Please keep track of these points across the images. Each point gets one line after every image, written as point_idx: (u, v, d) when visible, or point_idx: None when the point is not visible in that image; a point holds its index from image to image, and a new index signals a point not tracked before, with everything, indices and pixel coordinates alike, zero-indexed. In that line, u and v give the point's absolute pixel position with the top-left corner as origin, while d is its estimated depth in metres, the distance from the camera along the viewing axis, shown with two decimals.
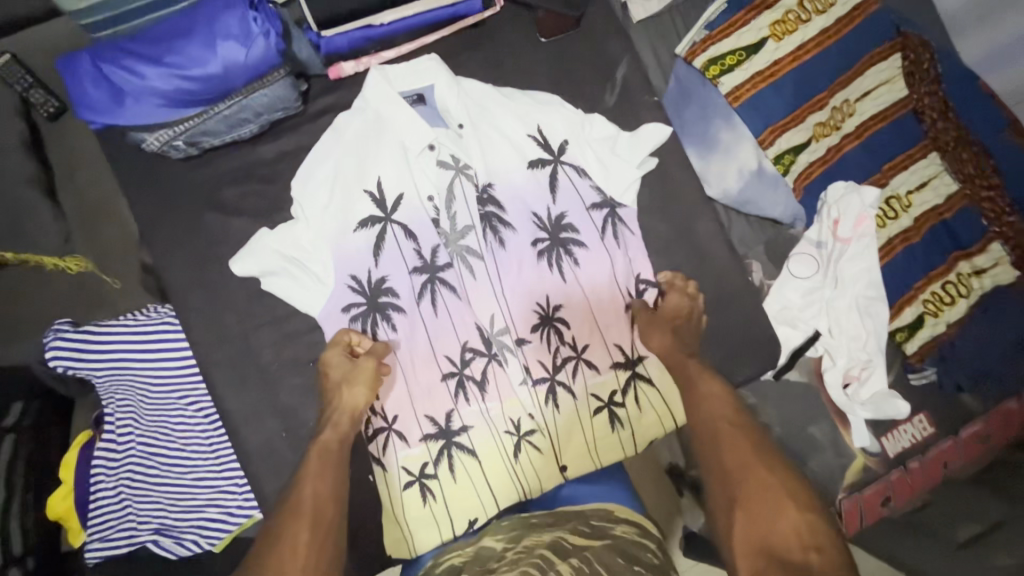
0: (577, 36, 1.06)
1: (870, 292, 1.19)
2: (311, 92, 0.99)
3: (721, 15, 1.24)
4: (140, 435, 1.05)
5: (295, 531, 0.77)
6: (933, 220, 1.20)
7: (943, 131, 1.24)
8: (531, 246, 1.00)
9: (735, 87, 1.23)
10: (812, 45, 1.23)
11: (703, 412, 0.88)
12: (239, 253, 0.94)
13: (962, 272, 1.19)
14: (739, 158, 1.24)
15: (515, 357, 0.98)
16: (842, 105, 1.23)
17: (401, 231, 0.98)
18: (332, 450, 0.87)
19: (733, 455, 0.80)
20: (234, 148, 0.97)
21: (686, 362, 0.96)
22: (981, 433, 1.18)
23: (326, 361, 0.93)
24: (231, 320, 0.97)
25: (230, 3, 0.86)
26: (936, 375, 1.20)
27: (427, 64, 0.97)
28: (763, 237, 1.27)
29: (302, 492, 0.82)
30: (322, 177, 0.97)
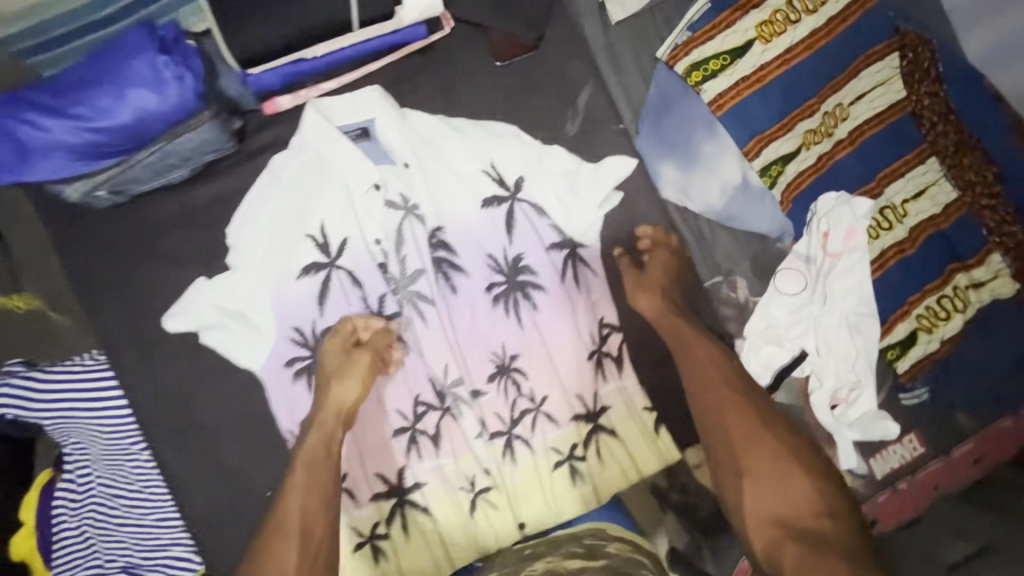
0: (535, 59, 0.98)
1: (861, 308, 1.04)
2: (248, 129, 0.92)
3: (704, 14, 1.09)
4: (98, 476, 0.87)
5: (284, 551, 0.82)
6: (928, 232, 1.06)
7: (943, 134, 1.09)
8: (486, 291, 0.94)
9: (718, 94, 1.07)
10: (802, 48, 1.09)
11: (705, 381, 0.94)
12: (174, 308, 0.90)
13: (959, 285, 1.06)
14: (720, 170, 1.09)
15: (470, 410, 0.93)
16: (835, 109, 1.08)
17: (347, 277, 0.92)
18: (319, 459, 0.86)
19: (739, 426, 0.91)
20: (168, 194, 0.91)
21: (677, 325, 0.96)
22: (975, 453, 1.06)
23: (320, 351, 0.90)
24: (169, 376, 0.91)
25: (138, 46, 0.78)
26: (929, 395, 1.06)
27: (369, 96, 0.92)
28: (748, 252, 1.10)
29: (290, 503, 0.85)
30: (260, 223, 0.91)
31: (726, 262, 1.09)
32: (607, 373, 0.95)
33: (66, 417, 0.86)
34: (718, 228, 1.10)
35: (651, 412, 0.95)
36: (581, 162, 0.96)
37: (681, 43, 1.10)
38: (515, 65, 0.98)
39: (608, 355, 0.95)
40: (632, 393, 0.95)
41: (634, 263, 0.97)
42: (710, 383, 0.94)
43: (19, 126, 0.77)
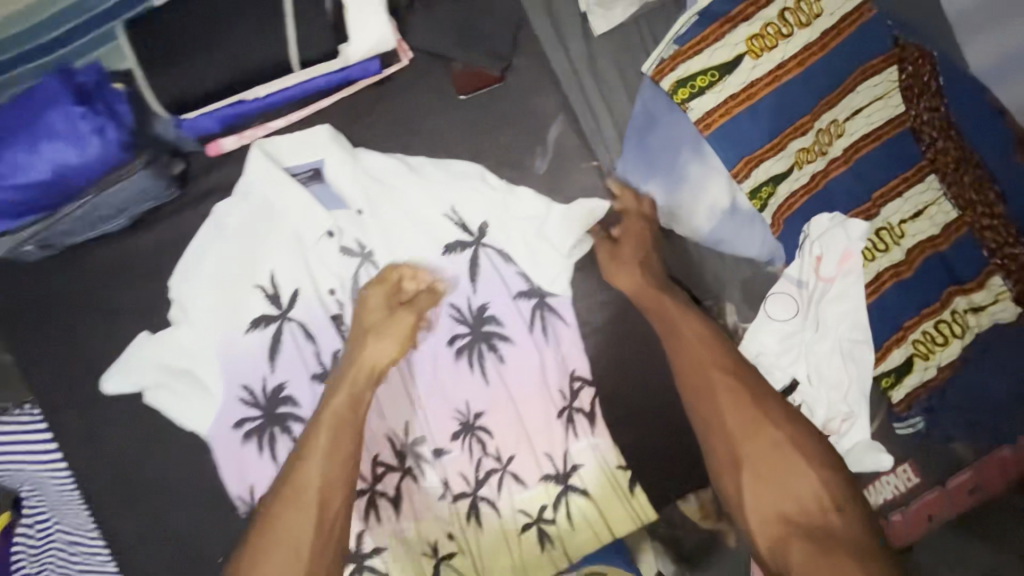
0: (502, 90, 0.91)
1: (856, 334, 0.99)
2: (192, 172, 0.85)
3: (691, 28, 0.98)
4: (57, 522, 0.84)
5: (299, 523, 0.77)
6: (925, 253, 1.00)
7: (943, 150, 1.04)
8: (448, 344, 0.89)
9: (706, 113, 0.98)
10: (795, 64, 1.00)
11: (696, 364, 0.88)
12: (114, 367, 0.84)
13: (957, 309, 1.00)
14: (708, 194, 1.00)
15: (432, 470, 0.88)
16: (829, 126, 1.01)
17: (300, 330, 0.86)
18: (345, 419, 0.81)
19: (735, 415, 0.85)
20: (105, 244, 0.85)
21: (662, 300, 0.91)
22: (971, 483, 0.99)
23: (361, 300, 0.87)
24: (110, 437, 0.84)
25: (56, 98, 0.73)
26: (925, 424, 1.01)
27: (318, 137, 0.85)
28: (737, 276, 1.02)
29: (307, 473, 0.79)
30: (206, 276, 0.85)
31: (714, 286, 1.01)
32: (578, 430, 0.89)
33: (16, 467, 0.83)
34: (707, 253, 1.01)
35: (625, 470, 0.90)
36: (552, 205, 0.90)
37: (668, 57, 0.98)
38: (478, 98, 0.91)
39: (580, 411, 0.90)
40: (606, 451, 0.90)
41: (607, 236, 0.92)
42: (700, 368, 0.88)
43: None
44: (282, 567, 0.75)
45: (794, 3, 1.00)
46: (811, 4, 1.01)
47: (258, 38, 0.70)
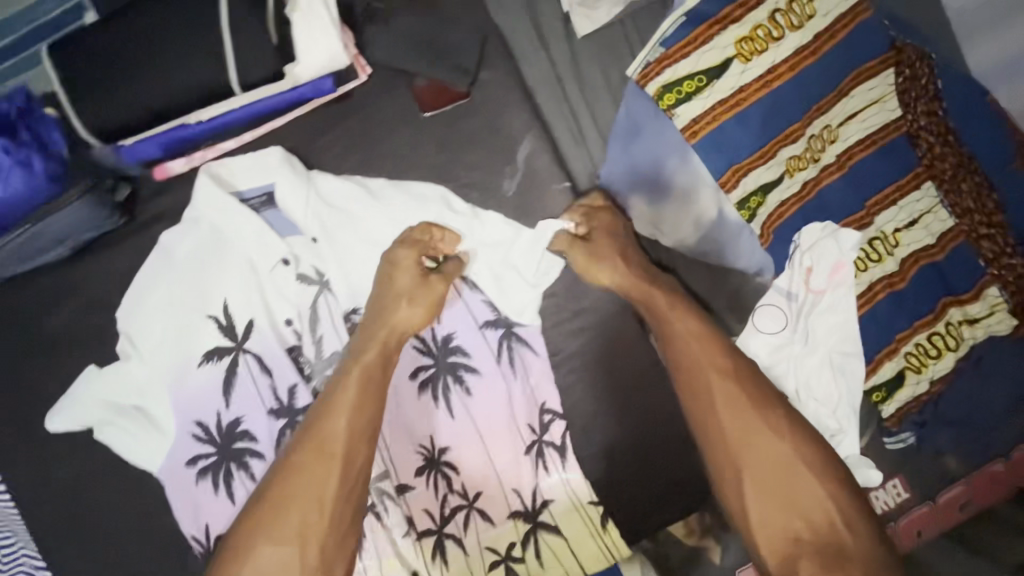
0: (469, 107, 0.86)
1: (846, 347, 0.96)
2: (138, 196, 0.80)
3: (678, 28, 0.96)
4: (23, 545, 0.80)
5: (321, 476, 0.73)
6: (922, 263, 0.96)
7: (939, 157, 0.98)
8: (411, 377, 0.85)
9: (692, 120, 0.96)
10: (787, 68, 0.96)
11: (691, 368, 0.79)
12: (59, 404, 0.80)
13: (952, 321, 0.96)
14: (694, 204, 0.98)
15: (396, 507, 0.84)
16: (822, 131, 0.97)
17: (256, 362, 0.82)
18: (375, 375, 0.78)
19: (735, 423, 0.76)
20: (50, 276, 0.81)
21: (653, 294, 0.83)
22: (962, 498, 0.97)
23: (393, 263, 0.82)
24: (58, 474, 0.81)
25: None
26: (915, 439, 0.97)
27: (269, 159, 0.81)
28: (726, 287, 0.99)
29: (331, 427, 0.75)
30: (155, 306, 0.81)
31: (703, 296, 0.99)
32: (549, 463, 0.86)
33: None
34: (694, 263, 0.99)
35: (597, 506, 0.86)
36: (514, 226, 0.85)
37: (653, 60, 0.97)
38: (443, 115, 0.85)
39: (551, 444, 0.86)
40: (577, 487, 0.86)
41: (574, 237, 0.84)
42: (697, 371, 0.79)
43: None
44: (304, 521, 0.72)
45: (787, 4, 0.96)
46: (803, 5, 0.97)
47: (196, 61, 0.66)
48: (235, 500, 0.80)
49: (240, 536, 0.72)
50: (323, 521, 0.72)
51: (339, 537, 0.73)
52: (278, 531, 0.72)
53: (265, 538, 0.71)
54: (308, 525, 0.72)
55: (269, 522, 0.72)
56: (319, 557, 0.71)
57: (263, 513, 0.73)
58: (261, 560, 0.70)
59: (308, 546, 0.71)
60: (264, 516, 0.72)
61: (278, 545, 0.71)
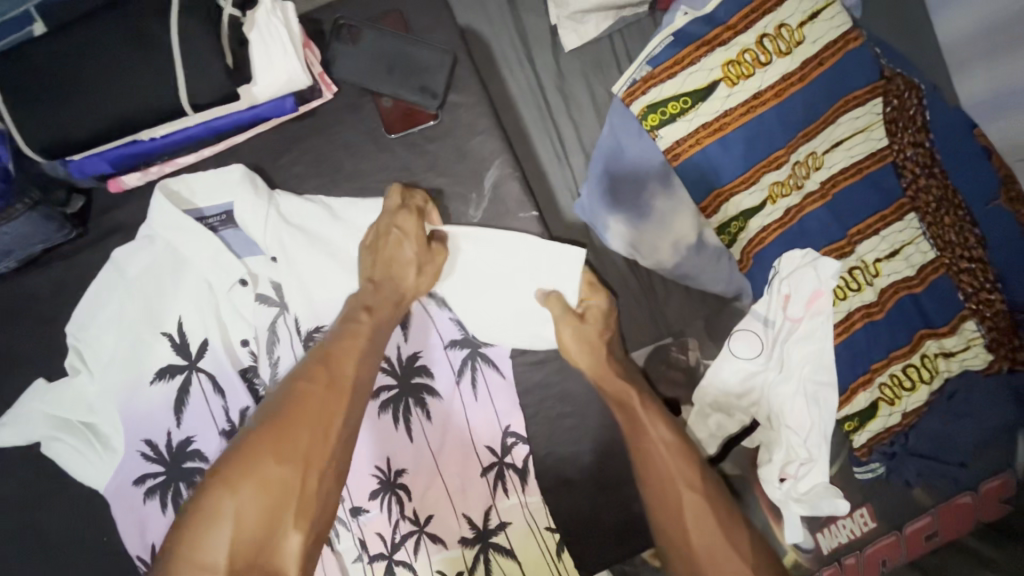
0: (440, 129, 0.84)
1: (819, 376, 0.92)
2: (95, 208, 0.80)
3: (666, 48, 0.96)
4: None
5: (331, 405, 0.67)
6: (900, 294, 0.94)
7: (924, 188, 0.97)
8: (375, 395, 0.83)
9: (674, 142, 0.96)
10: (772, 94, 0.95)
11: (660, 476, 0.76)
12: (2, 419, 0.79)
13: (928, 353, 0.94)
14: (676, 229, 0.96)
15: (349, 530, 0.83)
16: (807, 158, 0.96)
17: (209, 381, 0.80)
18: (382, 330, 0.75)
19: (702, 539, 0.71)
20: (3, 286, 0.81)
21: (627, 391, 0.81)
22: (929, 529, 0.95)
23: (399, 227, 0.77)
24: (7, 486, 0.80)
25: None
26: (886, 470, 0.95)
27: (229, 176, 0.78)
28: (703, 311, 1.00)
29: (344, 363, 0.70)
30: (107, 320, 0.79)
31: (677, 321, 1.00)
32: (509, 487, 0.84)
33: None
34: (670, 285, 1.00)
35: (553, 534, 0.84)
36: (527, 241, 0.83)
37: (639, 79, 0.97)
38: (410, 137, 0.84)
39: (512, 467, 0.84)
40: (535, 511, 0.84)
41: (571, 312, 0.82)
42: (667, 481, 0.76)
43: None
44: (311, 444, 0.64)
45: (775, 29, 0.96)
46: (792, 31, 0.96)
47: (141, 71, 0.63)
48: None
49: (234, 454, 0.62)
50: (328, 448, 0.65)
51: (339, 473, 0.66)
52: (282, 451, 0.63)
53: (268, 455, 0.62)
54: (315, 451, 0.64)
55: (273, 441, 0.63)
56: (318, 487, 0.64)
57: (265, 435, 0.64)
58: (261, 478, 0.61)
59: (311, 471, 0.63)
60: (266, 436, 0.64)
61: (280, 465, 0.62)
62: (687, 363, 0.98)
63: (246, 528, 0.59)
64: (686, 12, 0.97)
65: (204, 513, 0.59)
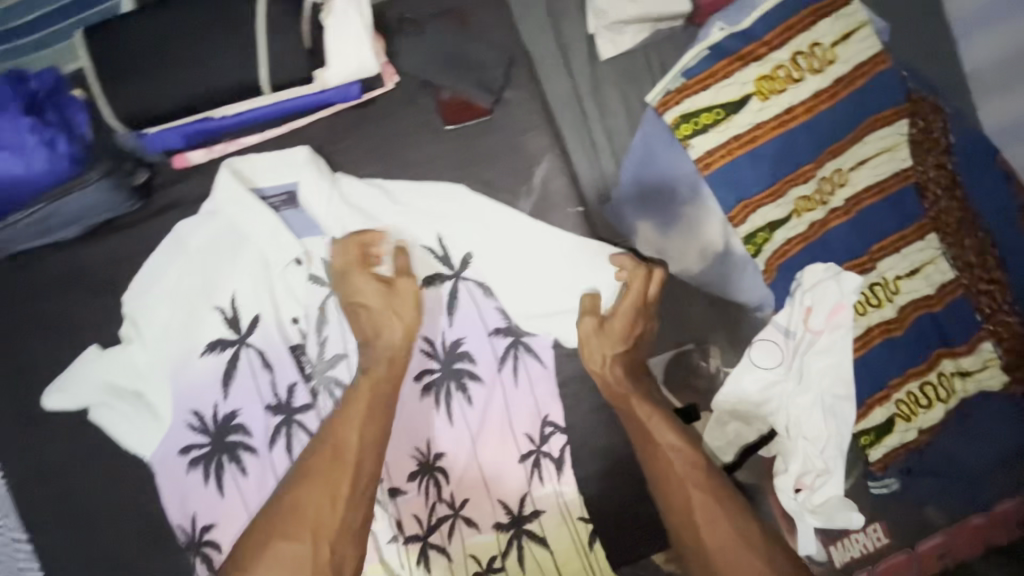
0: (493, 125, 0.87)
1: (838, 390, 0.94)
2: (155, 182, 0.82)
3: (701, 61, 0.99)
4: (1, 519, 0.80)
5: (334, 482, 0.73)
6: (919, 312, 0.97)
7: (946, 210, 1.00)
8: (417, 378, 0.85)
9: (705, 152, 0.98)
10: (802, 111, 0.99)
11: (670, 475, 0.80)
12: (56, 382, 0.81)
13: (944, 372, 0.96)
14: (702, 236, 0.99)
15: (385, 511, 0.84)
16: (833, 174, 0.99)
17: (258, 358, 0.82)
18: (383, 389, 0.79)
19: (713, 541, 0.76)
20: (59, 253, 0.82)
21: (631, 400, 0.84)
22: (940, 548, 0.96)
23: (355, 294, 0.81)
24: (51, 452, 0.81)
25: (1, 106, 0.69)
26: (900, 486, 0.96)
27: (296, 157, 0.82)
28: (723, 319, 0.99)
29: (346, 432, 0.76)
30: (163, 291, 0.81)
31: (699, 329, 0.98)
32: (545, 476, 0.85)
33: None
34: (691, 293, 0.99)
35: (586, 524, 0.86)
36: (571, 236, 0.87)
37: (673, 89, 0.99)
38: (462, 130, 0.86)
39: (548, 456, 0.86)
40: (570, 500, 0.86)
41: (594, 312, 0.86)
42: (674, 482, 0.80)
43: None
44: (316, 520, 0.72)
45: (808, 48, 0.99)
46: (825, 51, 1.00)
47: (227, 54, 0.66)
48: (224, 493, 0.79)
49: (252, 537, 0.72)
50: (333, 524, 0.72)
51: (350, 543, 0.73)
52: (290, 532, 0.71)
53: (279, 534, 0.71)
54: (321, 523, 0.72)
55: (285, 520, 0.72)
56: (330, 555, 0.71)
57: (278, 514, 0.73)
58: (275, 556, 0.70)
59: (321, 542, 0.71)
60: (279, 515, 0.73)
61: (291, 543, 0.71)
62: (706, 373, 0.98)
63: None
64: (722, 27, 1.00)
65: None
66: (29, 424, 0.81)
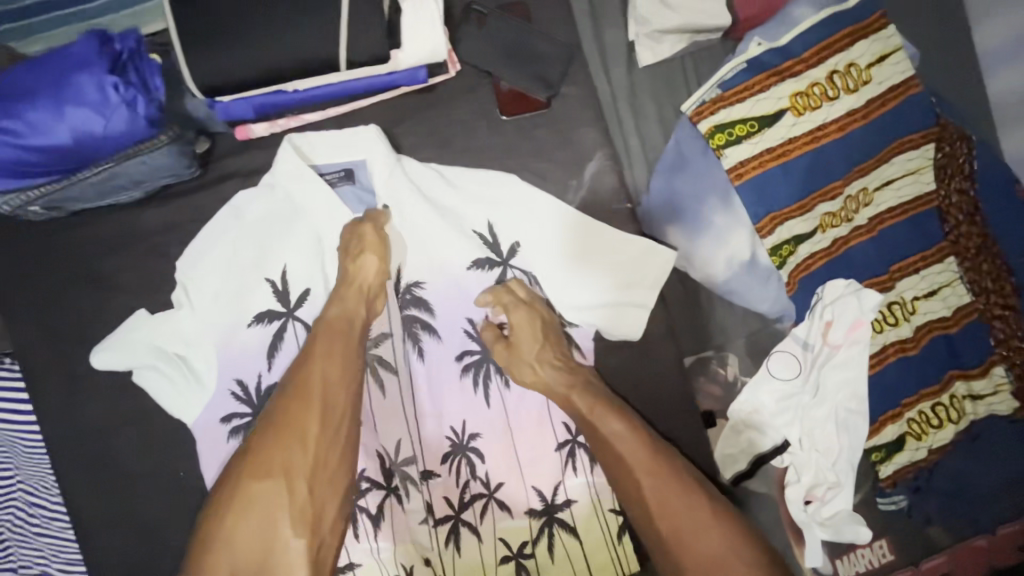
0: (546, 119, 0.89)
1: (852, 405, 0.97)
2: (215, 151, 0.83)
3: (738, 74, 1.00)
4: (21, 482, 0.80)
5: (302, 418, 0.71)
6: (934, 333, 0.99)
7: (966, 235, 1.01)
8: (457, 359, 0.86)
9: (739, 162, 0.99)
10: (835, 128, 1.01)
11: (620, 466, 0.76)
12: (105, 342, 0.81)
13: (955, 394, 0.98)
14: (730, 245, 0.99)
15: (419, 492, 0.85)
16: (859, 193, 1.01)
17: (305, 331, 0.82)
18: (339, 331, 0.77)
19: (669, 528, 0.72)
20: (115, 215, 0.83)
21: (569, 398, 0.81)
22: (942, 569, 0.95)
23: (347, 247, 0.81)
24: (94, 413, 0.82)
25: (86, 62, 0.69)
26: (908, 504, 0.97)
27: (357, 136, 0.84)
28: (744, 328, 1.00)
29: (309, 370, 0.74)
30: (214, 260, 0.82)
31: (719, 336, 1.00)
32: (578, 466, 0.86)
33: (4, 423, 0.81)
34: (716, 300, 1.00)
35: (617, 516, 0.86)
36: (619, 232, 0.88)
37: (709, 100, 1.00)
38: (517, 121, 0.89)
39: (583, 446, 0.86)
40: (601, 491, 0.86)
41: (500, 338, 0.84)
42: (625, 470, 0.76)
43: None
44: (288, 458, 0.69)
45: (845, 67, 1.01)
46: (861, 71, 1.02)
47: (306, 33, 0.68)
48: None
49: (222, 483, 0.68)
50: (307, 460, 0.70)
51: (326, 480, 0.71)
52: (262, 470, 0.69)
53: (250, 476, 0.68)
54: (294, 463, 0.69)
55: (255, 460, 0.69)
56: (308, 494, 0.69)
57: (250, 457, 0.70)
58: (248, 500, 0.67)
59: (296, 481, 0.69)
60: (252, 457, 0.70)
61: (263, 483, 0.68)
62: (725, 381, 1.00)
63: (244, 543, 0.66)
64: (759, 42, 1.01)
65: (211, 532, 0.67)
66: (76, 384, 0.82)
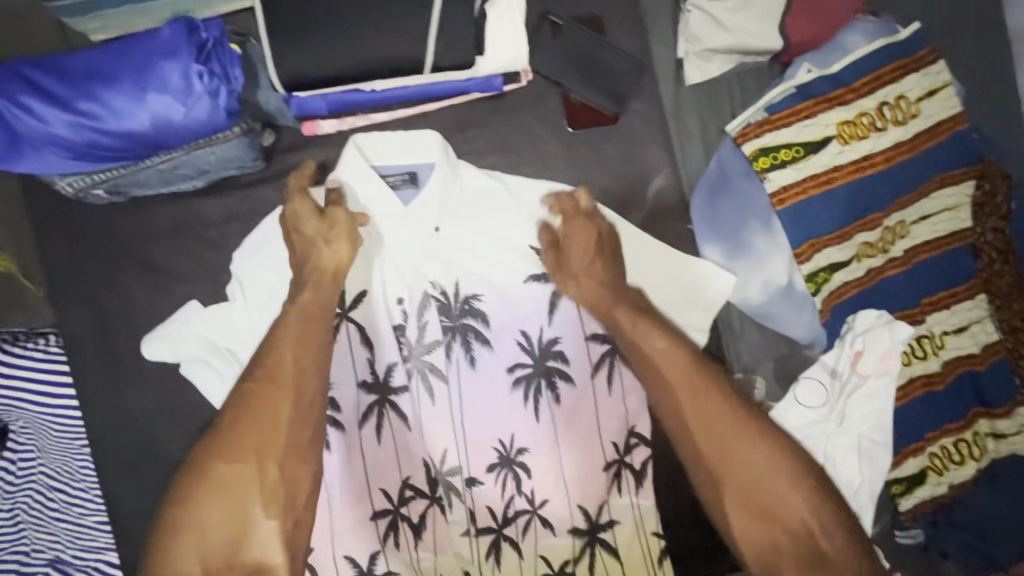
0: (611, 134, 0.89)
1: (876, 436, 0.92)
2: (277, 147, 0.83)
3: (785, 99, 0.98)
4: (43, 466, 0.79)
5: (274, 404, 0.66)
6: (959, 369, 0.97)
7: (997, 275, 0.99)
8: (508, 372, 0.85)
9: (783, 186, 0.97)
10: (882, 158, 0.99)
11: (659, 383, 0.70)
12: (155, 333, 0.80)
13: (979, 432, 0.96)
14: (767, 269, 0.98)
15: (461, 502, 0.84)
16: (896, 225, 0.99)
17: (356, 332, 0.83)
18: (315, 313, 0.72)
19: (708, 441, 0.66)
20: (173, 203, 0.82)
21: (612, 308, 0.76)
22: None
23: (294, 216, 0.76)
24: (137, 401, 0.82)
25: (171, 49, 0.68)
26: (926, 537, 0.98)
27: (425, 139, 0.80)
28: (774, 352, 1.00)
29: (281, 359, 0.68)
30: (274, 254, 0.80)
31: (750, 359, 1.00)
32: (623, 486, 0.86)
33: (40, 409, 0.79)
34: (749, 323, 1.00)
35: (659, 538, 0.86)
36: (669, 250, 0.88)
37: (753, 122, 0.99)
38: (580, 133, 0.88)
39: (630, 467, 0.86)
40: (645, 514, 0.86)
41: (553, 245, 0.81)
42: (665, 383, 0.70)
43: (14, 112, 0.67)
44: (261, 438, 0.64)
45: (894, 100, 1.00)
46: (910, 103, 1.00)
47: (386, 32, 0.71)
48: None
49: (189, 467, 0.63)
50: (278, 445, 0.65)
51: (298, 466, 0.66)
52: (227, 451, 0.64)
53: (216, 458, 0.63)
54: (264, 445, 0.64)
55: (221, 445, 0.64)
56: (279, 476, 0.65)
57: (214, 441, 0.64)
58: (215, 484, 0.62)
59: (265, 462, 0.64)
60: (218, 440, 0.65)
61: (233, 468, 0.63)
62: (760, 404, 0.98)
63: (213, 529, 0.61)
64: (809, 68, 1.00)
65: (179, 519, 0.62)
66: (123, 371, 0.82)
